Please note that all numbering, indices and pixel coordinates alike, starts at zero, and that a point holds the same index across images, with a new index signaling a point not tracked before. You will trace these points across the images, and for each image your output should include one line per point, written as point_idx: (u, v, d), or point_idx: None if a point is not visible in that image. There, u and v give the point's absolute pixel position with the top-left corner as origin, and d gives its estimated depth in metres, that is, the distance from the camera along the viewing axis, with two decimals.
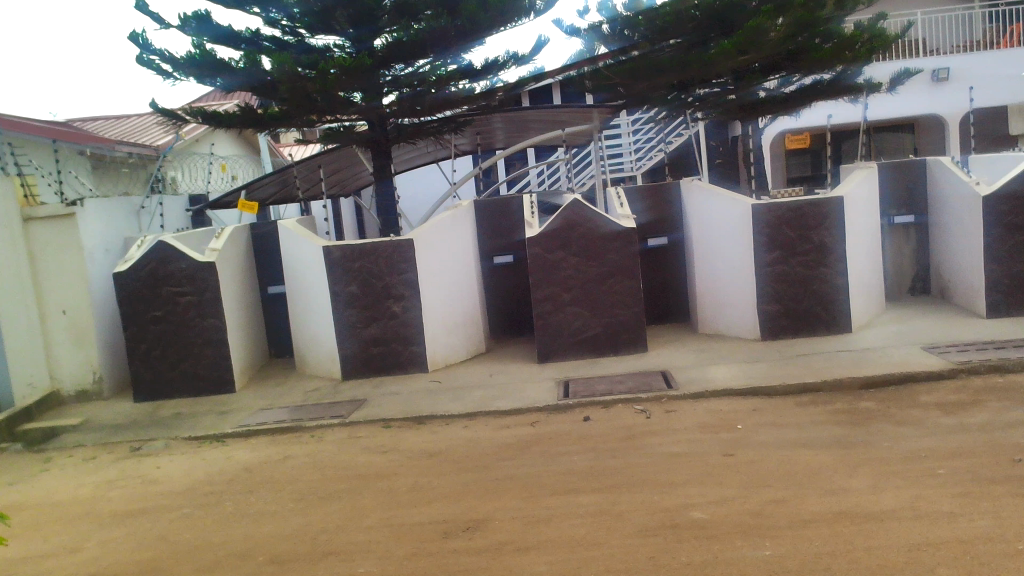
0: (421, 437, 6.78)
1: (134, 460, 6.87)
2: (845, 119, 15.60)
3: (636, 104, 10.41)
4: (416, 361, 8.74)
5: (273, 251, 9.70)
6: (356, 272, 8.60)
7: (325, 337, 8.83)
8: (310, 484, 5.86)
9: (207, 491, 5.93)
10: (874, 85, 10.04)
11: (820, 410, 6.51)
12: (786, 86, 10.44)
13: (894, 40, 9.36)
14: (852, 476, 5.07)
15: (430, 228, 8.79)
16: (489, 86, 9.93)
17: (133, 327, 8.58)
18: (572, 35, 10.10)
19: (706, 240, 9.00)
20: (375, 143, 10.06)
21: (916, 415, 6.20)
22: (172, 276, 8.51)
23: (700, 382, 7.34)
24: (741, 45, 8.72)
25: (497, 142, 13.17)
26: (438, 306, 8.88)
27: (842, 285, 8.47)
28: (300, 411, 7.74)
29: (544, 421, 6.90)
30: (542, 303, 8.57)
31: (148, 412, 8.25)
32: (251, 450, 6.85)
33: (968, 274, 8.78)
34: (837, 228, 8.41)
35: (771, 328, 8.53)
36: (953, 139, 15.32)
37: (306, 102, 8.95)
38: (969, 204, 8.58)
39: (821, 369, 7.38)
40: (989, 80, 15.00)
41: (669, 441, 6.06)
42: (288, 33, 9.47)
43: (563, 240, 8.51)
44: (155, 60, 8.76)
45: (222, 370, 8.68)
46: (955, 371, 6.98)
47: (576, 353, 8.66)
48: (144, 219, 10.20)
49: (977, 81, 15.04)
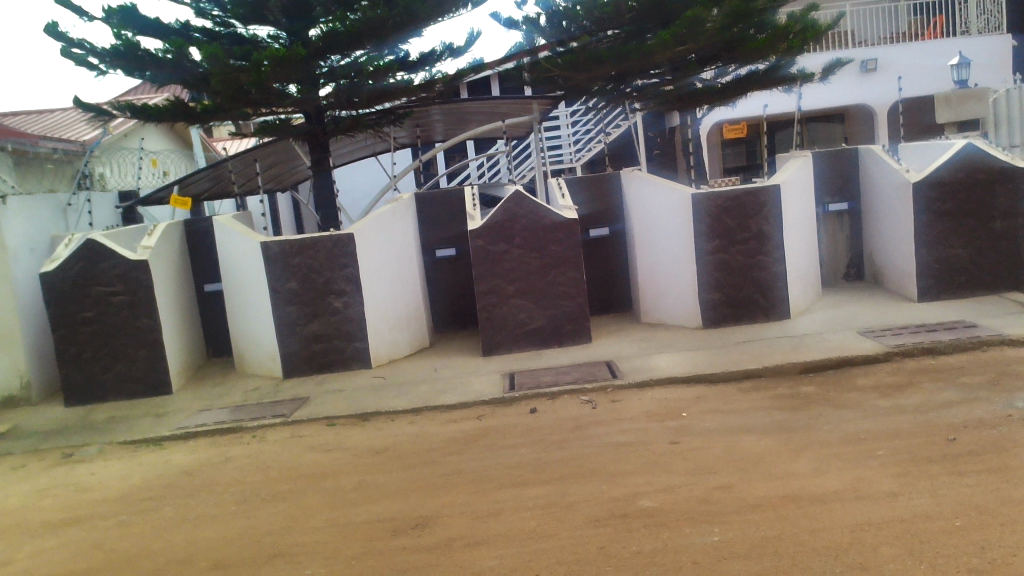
0: (367, 434, 6.69)
1: (68, 466, 6.62)
2: (779, 109, 15.91)
3: (575, 95, 10.43)
4: (359, 357, 8.62)
5: (208, 248, 9.46)
6: (296, 268, 8.44)
7: (264, 334, 8.65)
8: (253, 486, 5.72)
9: (144, 496, 5.74)
10: (807, 76, 10.23)
11: (763, 396, 6.61)
12: (723, 77, 10.55)
13: (827, 31, 9.55)
14: (796, 460, 5.16)
15: (370, 222, 8.67)
16: (428, 77, 9.81)
17: (62, 329, 8.26)
18: (510, 27, 10.05)
19: (647, 230, 9.07)
20: (312, 136, 9.84)
21: (854, 398, 6.34)
22: (103, 276, 8.24)
23: (644, 371, 7.40)
24: (679, 35, 8.81)
25: (437, 135, 13.10)
26: (380, 300, 8.77)
27: (780, 273, 8.62)
28: (240, 411, 7.57)
29: (490, 414, 6.86)
30: (486, 295, 8.52)
31: (80, 417, 7.96)
32: (191, 453, 6.66)
33: (899, 260, 9.02)
34: (774, 216, 8.55)
35: (712, 316, 8.63)
36: (882, 128, 15.78)
37: (238, 95, 8.70)
38: (899, 191, 8.80)
39: (762, 355, 7.50)
40: (916, 71, 15.46)
41: (616, 430, 6.08)
42: (218, 24, 9.22)
43: (505, 232, 8.47)
44: (77, 53, 8.44)
45: (157, 372, 8.43)
46: (890, 354, 7.17)
47: (521, 345, 8.65)
48: (71, 218, 9.85)
49: (905, 71, 15.48)
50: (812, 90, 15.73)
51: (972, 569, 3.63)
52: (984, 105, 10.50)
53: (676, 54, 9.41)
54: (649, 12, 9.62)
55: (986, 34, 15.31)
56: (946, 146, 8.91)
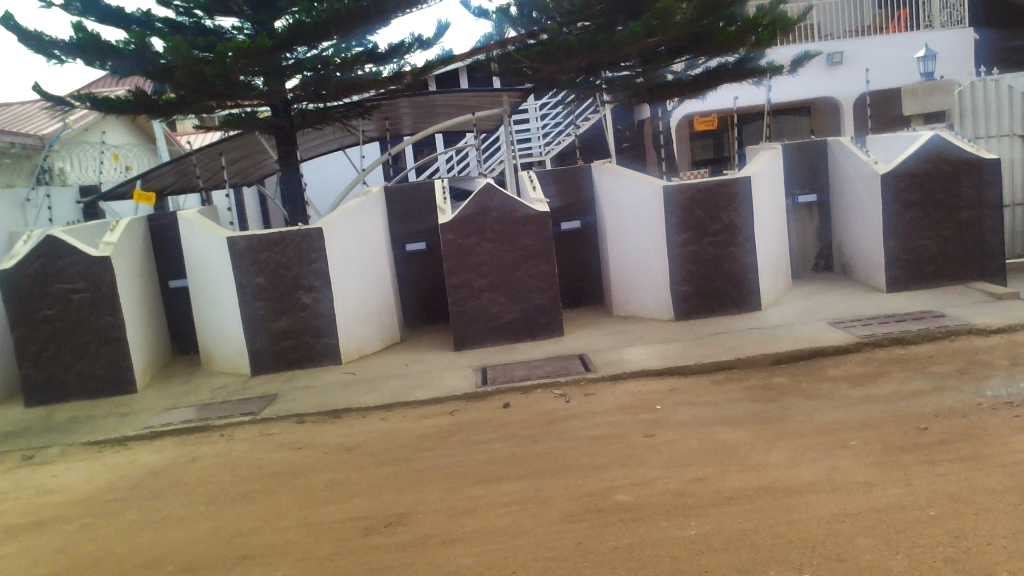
0: (337, 431, 6.59)
1: (29, 469, 6.44)
2: (749, 102, 16.01)
3: (545, 87, 10.37)
4: (329, 353, 8.50)
5: (173, 243, 9.27)
6: (264, 263, 8.29)
7: (231, 331, 8.49)
8: (221, 486, 5.60)
9: (109, 498, 5.60)
10: (776, 68, 10.24)
11: (735, 387, 6.61)
12: (693, 69, 10.55)
13: (796, 23, 9.57)
14: (770, 451, 5.16)
15: (339, 216, 8.54)
16: (396, 69, 9.70)
17: (22, 328, 8.05)
18: (480, 18, 9.96)
19: (619, 223, 9.05)
20: (279, 129, 9.67)
21: (826, 388, 6.36)
22: (64, 272, 8.03)
23: (617, 364, 7.37)
24: (651, 27, 8.78)
25: (405, 128, 12.97)
26: (351, 295, 8.65)
27: (750, 264, 8.64)
28: (207, 409, 7.42)
29: (463, 409, 6.79)
30: (457, 289, 8.44)
31: (41, 418, 7.76)
32: (157, 452, 6.52)
33: (868, 251, 9.08)
34: (745, 208, 8.56)
35: (684, 308, 8.63)
36: (848, 120, 15.94)
37: (203, 88, 8.54)
38: (868, 182, 8.85)
39: (734, 346, 7.50)
40: (882, 64, 15.65)
41: (590, 424, 6.05)
42: (182, 14, 9.00)
43: (476, 225, 8.39)
44: (35, 43, 8.20)
45: (122, 370, 8.25)
46: (860, 345, 7.20)
47: (493, 339, 8.59)
48: (30, 213, 9.62)
49: (871, 64, 15.67)
50: (781, 82, 15.85)
51: (947, 558, 3.63)
52: (950, 97, 10.63)
53: (646, 46, 9.36)
54: (619, 4, 9.56)
55: (949, 27, 15.47)
56: (914, 138, 8.98)
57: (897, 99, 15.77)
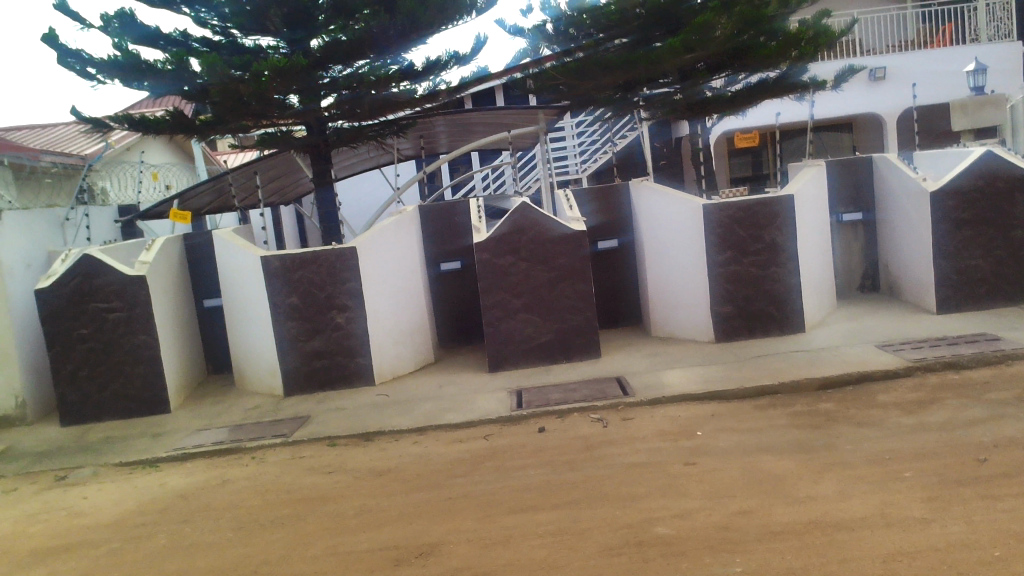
0: (369, 455, 6.46)
1: (61, 490, 6.40)
2: (791, 118, 15.68)
3: (581, 104, 10.23)
4: (362, 374, 8.40)
5: (208, 263, 9.26)
6: (298, 282, 8.22)
7: (264, 351, 8.43)
8: (251, 511, 5.49)
9: (137, 522, 5.52)
10: (819, 83, 9.98)
11: (779, 413, 6.36)
12: (733, 85, 10.24)
13: (839, 37, 9.32)
14: (817, 483, 4.91)
15: (373, 235, 8.46)
16: (432, 87, 9.67)
17: (58, 347, 8.06)
18: (515, 35, 9.88)
19: (657, 241, 8.85)
20: (314, 148, 9.64)
21: (876, 415, 6.09)
22: (99, 291, 8.04)
23: (656, 388, 7.15)
24: (688, 42, 8.60)
25: (441, 146, 12.91)
26: (384, 315, 8.55)
27: (794, 285, 8.39)
28: (240, 431, 7.34)
29: (497, 433, 6.62)
30: (492, 309, 8.30)
31: (75, 437, 7.75)
32: (188, 475, 6.45)
33: (917, 271, 8.77)
34: (788, 227, 8.32)
35: (725, 329, 8.39)
36: (892, 137, 15.55)
37: (238, 106, 8.56)
38: (916, 199, 8.56)
39: (777, 370, 7.25)
40: (929, 77, 15.24)
41: (628, 450, 5.85)
42: (219, 34, 9.02)
43: (511, 244, 8.25)
44: (75, 62, 8.26)
45: (155, 390, 8.22)
46: (911, 369, 6.90)
47: (528, 361, 8.42)
48: (69, 233, 9.68)
49: (918, 77, 15.27)
50: (823, 98, 15.52)
51: None
52: (1001, 112, 10.28)
53: (684, 62, 9.19)
54: (656, 18, 9.40)
55: (997, 41, 15.07)
56: (964, 154, 8.67)
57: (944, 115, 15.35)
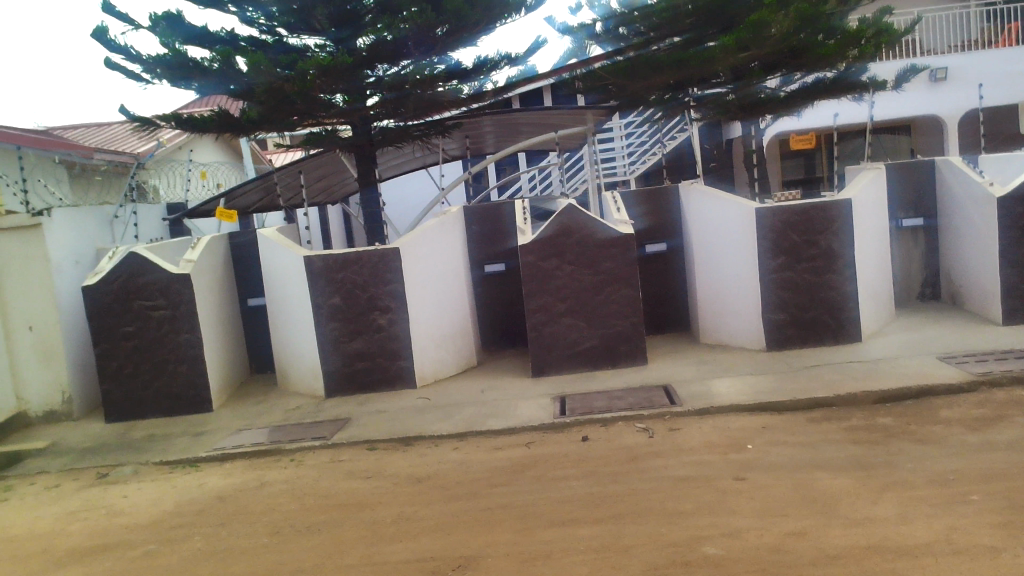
0: (409, 460, 6.34)
1: (101, 487, 6.41)
2: (849, 120, 15.26)
3: (630, 105, 10.01)
4: (404, 377, 8.29)
5: (253, 262, 9.25)
6: (340, 283, 8.16)
7: (306, 351, 8.38)
8: (288, 516, 5.40)
9: (175, 523, 5.47)
10: (878, 83, 9.61)
11: (834, 427, 6.08)
12: (788, 86, 9.87)
13: (902, 35, 8.96)
14: (875, 504, 4.65)
15: (417, 236, 8.36)
16: (478, 87, 9.61)
17: (104, 344, 8.11)
18: (564, 34, 9.70)
19: (707, 246, 8.60)
20: (359, 148, 9.57)
21: (939, 432, 5.78)
22: (144, 289, 8.07)
23: (704, 398, 6.91)
24: (743, 41, 8.33)
25: (487, 146, 12.78)
26: (426, 317, 8.43)
27: (850, 292, 8.06)
28: (280, 432, 7.28)
29: (540, 441, 6.45)
30: (536, 314, 8.14)
31: (119, 434, 7.77)
32: (227, 476, 6.40)
33: (981, 279, 8.37)
34: (845, 232, 8.00)
35: (776, 338, 8.10)
36: (952, 140, 15.06)
37: (284, 105, 8.54)
38: (982, 205, 8.17)
39: (832, 382, 6.95)
40: (997, 77, 14.68)
41: (674, 463, 5.63)
42: (266, 33, 9.00)
43: (557, 247, 8.08)
44: (124, 61, 8.32)
45: (198, 389, 8.22)
46: (976, 384, 6.55)
47: (572, 367, 8.23)
48: (118, 230, 9.74)
49: (984, 78, 14.73)
50: (882, 100, 15.08)
51: None
52: None
53: (738, 61, 8.92)
54: (709, 16, 9.15)
55: None
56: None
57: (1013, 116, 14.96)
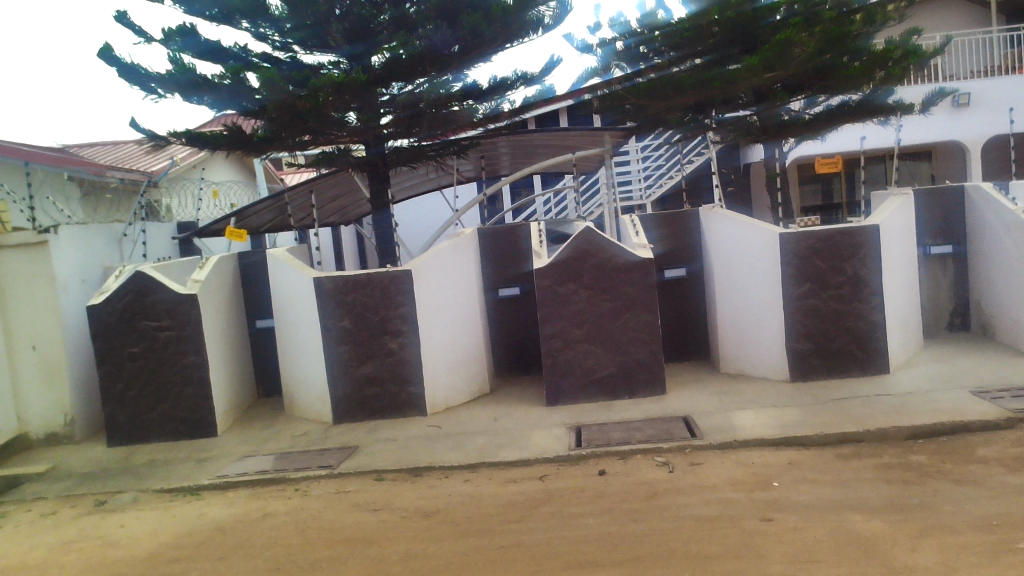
0: (418, 492, 6.08)
1: (98, 516, 6.17)
2: (877, 143, 14.96)
3: (649, 126, 9.80)
4: (414, 403, 8.05)
5: (262, 283, 9.05)
6: (350, 306, 7.94)
7: (314, 375, 8.15)
8: (290, 550, 5.15)
9: (172, 557, 5.22)
10: (905, 106, 9.35)
11: (866, 465, 5.78)
12: (813, 108, 9.64)
13: (931, 57, 8.70)
14: (915, 551, 4.36)
15: (430, 258, 8.14)
16: (494, 106, 9.41)
17: (108, 365, 7.90)
18: (584, 52, 9.51)
19: (729, 272, 8.34)
20: (373, 167, 9.39)
21: (977, 472, 5.48)
22: (150, 309, 7.87)
23: (727, 430, 6.63)
24: (768, 62, 8.11)
25: (502, 168, 12.60)
26: (439, 341, 8.20)
27: (878, 322, 7.77)
28: (285, 459, 7.04)
29: (555, 474, 6.18)
30: (551, 339, 7.88)
31: (121, 459, 7.54)
32: (229, 505, 6.15)
33: (1015, 310, 8.05)
34: (872, 259, 7.72)
35: (801, 368, 7.81)
36: (975, 165, 14.81)
37: (296, 123, 8.36)
38: (1015, 233, 7.87)
39: (861, 416, 6.65)
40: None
41: (697, 501, 5.35)
42: (279, 49, 8.86)
43: (573, 271, 7.83)
44: (134, 76, 8.17)
45: (203, 413, 7.99)
46: (1014, 421, 6.24)
47: (588, 395, 7.96)
48: (126, 248, 9.57)
49: (1016, 102, 14.48)
50: (909, 123, 14.81)
51: None
52: None
53: (761, 82, 8.68)
54: (732, 37, 8.94)
55: None
56: None
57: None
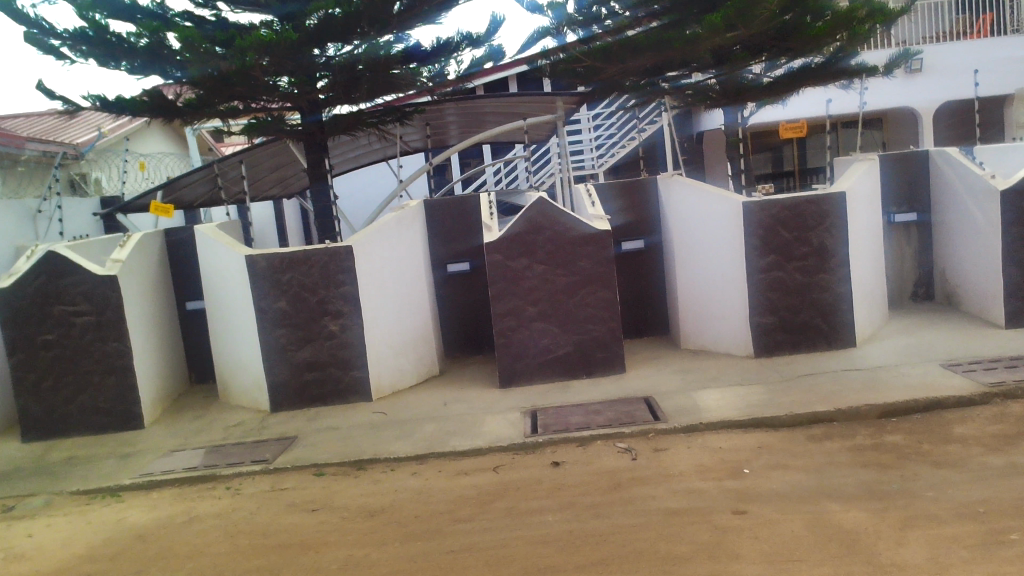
0: (361, 488, 5.58)
1: (3, 524, 5.53)
2: (841, 108, 14.67)
3: (605, 90, 9.30)
4: (358, 389, 7.53)
5: (192, 261, 8.41)
6: (287, 285, 7.36)
7: (250, 360, 7.56)
8: (217, 560, 4.62)
9: (84, 570, 4.65)
10: (868, 69, 8.97)
11: (840, 447, 5.44)
12: (773, 71, 9.22)
13: (897, 16, 8.30)
14: (901, 546, 4.00)
15: (373, 232, 7.58)
16: (439, 70, 8.80)
17: (20, 354, 7.20)
18: (534, 12, 8.94)
19: (690, 244, 7.94)
20: (310, 137, 8.75)
21: (956, 452, 5.18)
22: (65, 292, 7.19)
23: (691, 412, 6.25)
24: (730, 20, 7.62)
25: (450, 137, 12.02)
26: (383, 322, 7.67)
27: (844, 294, 7.45)
28: (217, 454, 6.47)
29: (509, 465, 5.73)
30: (504, 318, 7.40)
31: (35, 457, 6.89)
32: (152, 508, 5.59)
33: (982, 279, 7.79)
34: (838, 229, 7.38)
35: (765, 344, 7.47)
36: (928, 132, 14.67)
37: (223, 88, 7.69)
38: (983, 200, 7.58)
39: (831, 393, 6.32)
40: (991, 63, 14.29)
41: (664, 492, 4.95)
42: (204, 7, 8.14)
43: (527, 245, 7.35)
44: (41, 35, 7.42)
45: (128, 404, 7.37)
46: (989, 396, 5.96)
47: (544, 377, 7.53)
48: (41, 226, 8.81)
49: (979, 66, 14.30)
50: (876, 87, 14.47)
51: None
52: None
53: (723, 42, 8.20)
54: None
55: None
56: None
57: (1001, 106, 15.02)
